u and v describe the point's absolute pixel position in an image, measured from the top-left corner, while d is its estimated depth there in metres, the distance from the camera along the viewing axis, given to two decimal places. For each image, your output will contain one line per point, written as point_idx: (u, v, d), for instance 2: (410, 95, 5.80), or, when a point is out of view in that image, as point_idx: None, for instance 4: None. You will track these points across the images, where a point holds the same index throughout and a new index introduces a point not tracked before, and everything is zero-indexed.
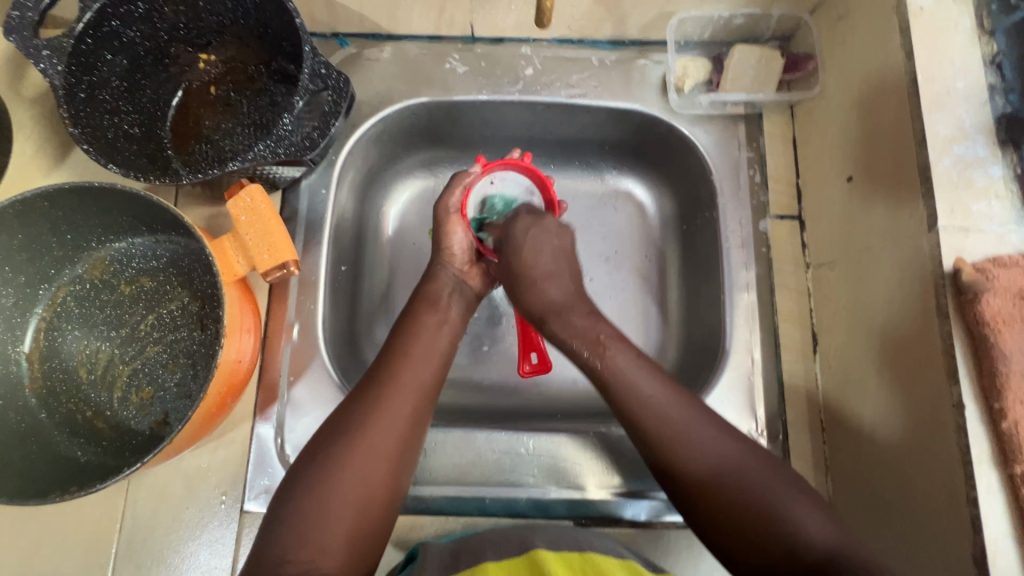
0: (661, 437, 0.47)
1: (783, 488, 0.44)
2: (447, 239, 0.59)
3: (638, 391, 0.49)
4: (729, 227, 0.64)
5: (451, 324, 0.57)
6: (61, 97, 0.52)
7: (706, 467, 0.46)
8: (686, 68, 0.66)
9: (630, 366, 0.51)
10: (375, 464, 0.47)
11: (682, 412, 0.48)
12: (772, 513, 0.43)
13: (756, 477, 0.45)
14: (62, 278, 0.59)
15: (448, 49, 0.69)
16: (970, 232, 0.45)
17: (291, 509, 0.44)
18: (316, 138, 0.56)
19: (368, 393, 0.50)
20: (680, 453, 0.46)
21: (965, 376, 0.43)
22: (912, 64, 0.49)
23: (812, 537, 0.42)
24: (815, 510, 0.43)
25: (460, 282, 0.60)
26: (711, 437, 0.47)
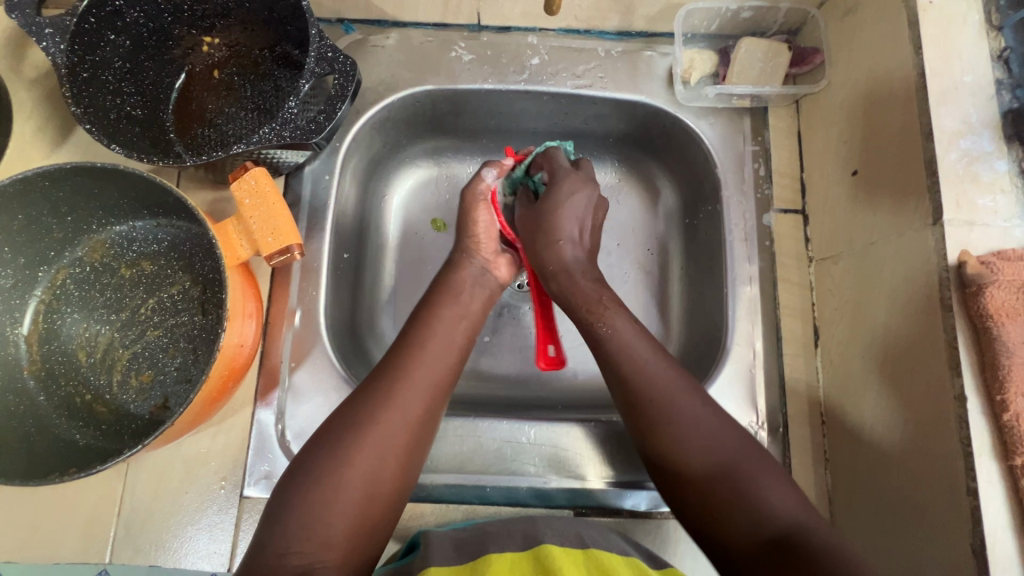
0: (651, 402, 0.49)
1: (758, 466, 0.46)
2: (473, 224, 0.60)
3: (632, 353, 0.52)
4: (733, 220, 0.64)
5: (469, 319, 0.57)
6: (63, 77, 0.52)
7: (688, 430, 0.47)
8: (693, 60, 0.67)
9: (627, 332, 0.54)
10: (384, 459, 0.46)
11: (674, 384, 0.50)
12: (743, 483, 0.44)
13: (734, 452, 0.46)
14: (62, 260, 0.59)
15: (454, 36, 0.68)
16: (975, 226, 0.45)
17: (290, 502, 0.44)
18: (322, 121, 0.55)
19: (377, 385, 0.49)
20: (669, 422, 0.48)
21: (967, 369, 0.43)
22: (920, 58, 0.49)
23: (777, 511, 0.43)
24: (782, 487, 0.44)
25: (483, 271, 0.60)
26: (693, 405, 0.49)
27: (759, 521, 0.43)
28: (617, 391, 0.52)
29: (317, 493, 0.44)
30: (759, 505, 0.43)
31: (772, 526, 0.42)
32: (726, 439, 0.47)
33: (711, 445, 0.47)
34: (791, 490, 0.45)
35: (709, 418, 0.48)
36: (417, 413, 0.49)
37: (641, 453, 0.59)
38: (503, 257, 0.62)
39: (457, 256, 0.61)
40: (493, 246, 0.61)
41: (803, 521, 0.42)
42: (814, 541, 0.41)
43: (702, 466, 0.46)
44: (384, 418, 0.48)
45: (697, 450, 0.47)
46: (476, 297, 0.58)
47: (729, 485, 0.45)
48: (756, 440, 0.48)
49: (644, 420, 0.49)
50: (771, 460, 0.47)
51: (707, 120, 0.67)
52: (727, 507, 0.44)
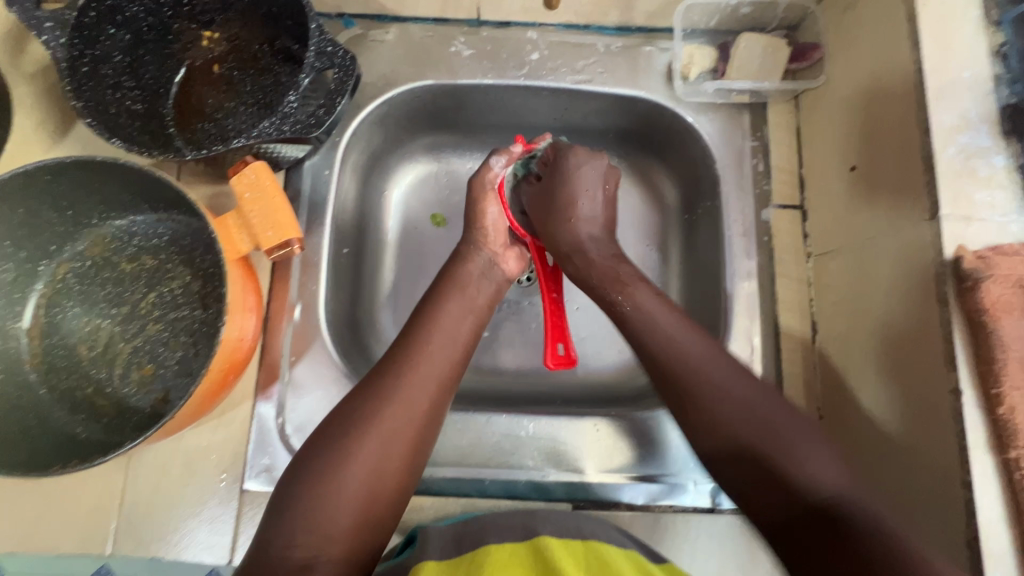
0: (679, 371, 0.50)
1: (794, 432, 0.45)
2: (482, 215, 0.61)
3: (657, 324, 0.53)
4: (732, 215, 0.65)
5: (477, 314, 0.57)
6: (63, 71, 0.52)
7: (721, 399, 0.48)
8: (693, 55, 0.66)
9: (653, 305, 0.55)
10: (390, 455, 0.47)
11: (703, 354, 0.50)
12: (780, 450, 0.44)
13: (769, 415, 0.46)
14: (62, 254, 0.59)
15: (453, 31, 0.68)
16: (972, 221, 0.46)
17: (294, 497, 0.44)
18: (322, 116, 0.56)
19: (381, 381, 0.50)
20: (699, 390, 0.49)
21: (963, 363, 0.43)
22: (918, 54, 0.49)
23: (816, 478, 0.42)
24: (821, 454, 0.44)
25: (490, 264, 0.61)
26: (726, 374, 0.49)
27: (795, 484, 0.43)
28: (647, 364, 0.52)
29: (320, 488, 0.44)
30: (798, 473, 0.43)
31: (805, 488, 0.42)
32: (762, 406, 0.47)
33: (745, 411, 0.47)
34: (832, 457, 0.44)
35: (740, 385, 0.48)
36: (421, 409, 0.49)
37: (639, 447, 0.59)
38: (513, 251, 0.63)
39: (466, 248, 0.61)
40: (502, 240, 0.62)
41: (844, 490, 0.42)
42: (857, 508, 0.40)
43: (735, 429, 0.46)
44: (387, 413, 0.48)
45: (726, 418, 0.47)
46: (483, 291, 0.59)
47: (765, 452, 0.45)
48: (787, 402, 0.48)
49: (678, 390, 0.50)
50: (808, 423, 0.46)
51: (706, 116, 0.67)
52: (769, 473, 0.44)
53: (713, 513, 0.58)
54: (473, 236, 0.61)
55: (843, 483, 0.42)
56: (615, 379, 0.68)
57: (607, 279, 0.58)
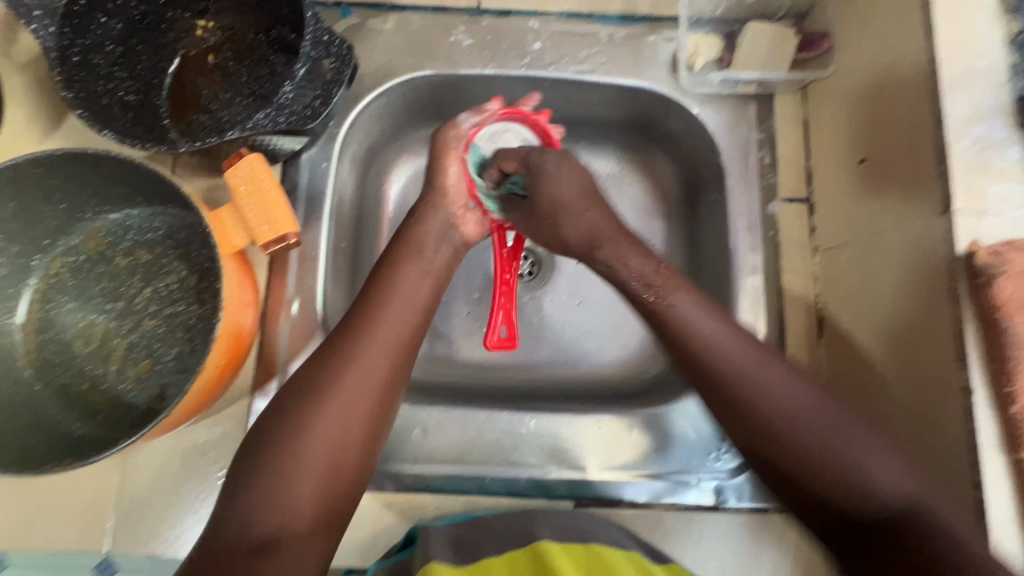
0: (729, 381, 0.45)
1: (862, 443, 0.41)
2: (441, 172, 0.60)
3: (699, 331, 0.48)
4: (738, 209, 0.63)
5: (435, 274, 0.56)
6: (54, 60, 0.52)
7: (786, 415, 0.43)
8: (699, 45, 0.65)
9: (688, 308, 0.49)
10: (347, 425, 0.45)
11: (752, 360, 0.46)
12: (842, 461, 0.41)
13: (836, 427, 0.42)
14: (56, 248, 0.58)
15: (453, 20, 0.67)
16: (985, 216, 0.44)
17: (249, 475, 0.42)
18: (318, 107, 0.54)
19: (337, 348, 0.48)
20: (749, 401, 0.44)
21: (975, 361, 0.42)
22: (931, 42, 0.47)
23: (887, 491, 0.40)
24: (890, 462, 0.41)
25: (448, 225, 0.59)
26: (783, 382, 0.44)
27: (868, 502, 0.40)
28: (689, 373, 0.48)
29: (278, 465, 0.43)
30: (864, 487, 0.40)
31: (879, 506, 0.40)
32: (819, 412, 0.43)
33: (799, 421, 0.43)
34: (895, 458, 0.41)
35: (801, 394, 0.44)
36: (380, 379, 0.48)
37: (643, 443, 0.59)
38: (472, 213, 0.61)
39: (423, 208, 0.59)
40: (461, 202, 0.60)
41: (916, 495, 0.39)
42: (932, 518, 0.38)
43: (801, 447, 0.42)
44: (344, 381, 0.46)
45: (779, 432, 0.43)
46: (440, 254, 0.57)
47: (827, 466, 0.41)
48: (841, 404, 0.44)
49: (728, 402, 0.45)
50: (870, 427, 0.43)
51: (712, 107, 0.65)
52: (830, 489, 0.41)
53: (716, 510, 0.57)
54: (430, 196, 0.59)
55: (916, 490, 0.40)
56: (617, 376, 0.67)
57: (641, 278, 0.52)
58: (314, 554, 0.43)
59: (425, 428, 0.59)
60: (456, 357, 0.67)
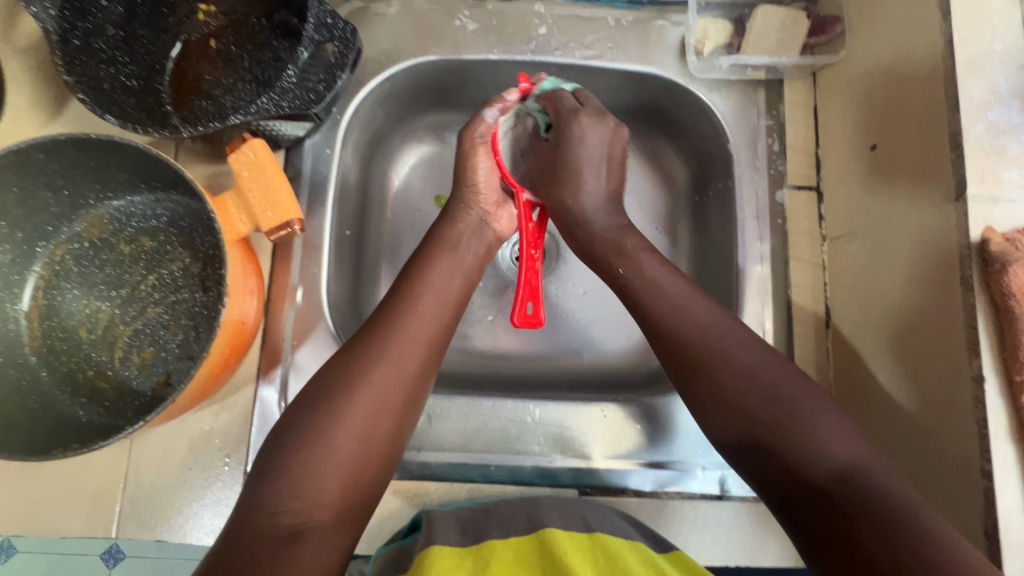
0: (687, 340, 0.49)
1: (810, 407, 0.44)
2: (472, 172, 0.59)
3: (661, 295, 0.51)
4: (745, 197, 0.63)
5: (464, 271, 0.56)
6: (54, 43, 0.51)
7: (737, 372, 0.47)
8: (707, 30, 0.63)
9: (654, 271, 0.53)
10: (379, 419, 0.46)
11: (709, 322, 0.49)
12: (788, 422, 0.44)
13: (786, 391, 0.45)
14: (60, 236, 0.58)
15: (458, 4, 0.65)
16: (1000, 202, 0.44)
17: (277, 466, 0.43)
18: (321, 90, 0.55)
19: (368, 340, 0.49)
20: (707, 364, 0.48)
21: (986, 349, 0.42)
22: (947, 25, 0.46)
23: (830, 452, 0.42)
24: (837, 428, 0.43)
25: (481, 223, 0.59)
26: (739, 348, 0.48)
27: (809, 463, 0.42)
28: (648, 330, 0.52)
29: (304, 455, 0.43)
30: (803, 442, 0.43)
31: (818, 465, 0.42)
32: (774, 377, 0.46)
33: (750, 381, 0.46)
34: (845, 425, 0.44)
35: (754, 358, 0.47)
36: (409, 374, 0.48)
37: (647, 433, 0.58)
38: (505, 210, 0.61)
39: (455, 210, 0.59)
40: (494, 199, 0.60)
41: (858, 458, 0.42)
42: (871, 479, 0.40)
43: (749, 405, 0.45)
44: (377, 372, 0.47)
45: (730, 392, 0.46)
46: (473, 250, 0.57)
47: (774, 429, 0.44)
48: (801, 372, 0.47)
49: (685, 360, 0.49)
50: (824, 396, 0.46)
51: (720, 93, 0.64)
52: (772, 451, 0.44)
53: (721, 499, 0.57)
54: (459, 196, 0.60)
55: (860, 455, 0.42)
56: (622, 364, 0.67)
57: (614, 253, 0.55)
58: (336, 546, 0.43)
59: (429, 416, 0.58)
60: (460, 346, 0.67)
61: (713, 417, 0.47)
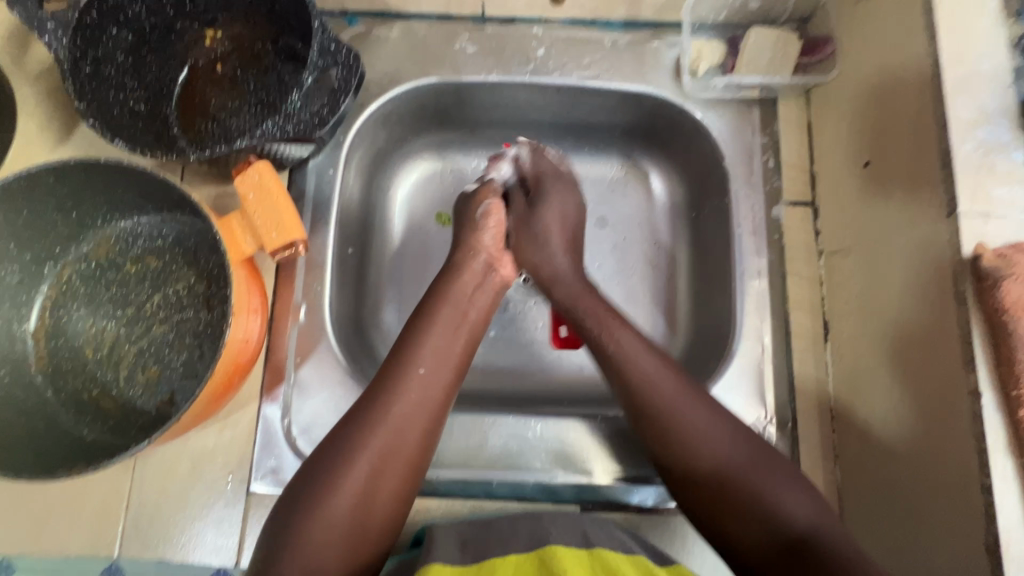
0: (650, 412, 0.49)
1: (775, 480, 0.45)
2: (481, 225, 0.62)
3: (638, 368, 0.51)
4: (742, 213, 0.63)
5: (468, 328, 0.56)
6: (66, 71, 0.52)
7: (705, 462, 0.47)
8: (701, 50, 0.66)
9: (631, 341, 0.53)
10: (405, 442, 0.48)
11: (674, 391, 0.50)
12: (755, 498, 0.45)
13: (745, 465, 0.46)
14: (67, 256, 0.59)
15: (458, 28, 0.67)
16: (991, 218, 0.44)
17: (310, 481, 0.46)
18: (325, 114, 0.55)
19: (385, 378, 0.50)
20: (674, 437, 0.48)
21: (981, 364, 0.42)
22: (935, 46, 0.48)
23: (794, 519, 0.43)
24: (799, 496, 0.45)
25: (488, 268, 0.60)
26: (706, 420, 0.48)
27: (778, 531, 0.43)
28: (624, 400, 0.52)
29: (334, 469, 0.46)
30: (770, 509, 0.44)
31: (785, 531, 0.43)
32: (737, 448, 0.47)
33: (712, 463, 0.47)
34: (804, 493, 0.45)
35: (719, 431, 0.48)
36: (430, 409, 0.50)
37: (645, 450, 0.58)
38: (508, 256, 0.62)
39: (459, 254, 0.60)
40: (499, 245, 0.62)
41: (816, 526, 0.43)
42: (827, 544, 0.42)
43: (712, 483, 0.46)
44: (399, 404, 0.49)
45: (709, 482, 0.46)
46: (477, 307, 0.57)
47: (734, 490, 0.45)
48: (763, 442, 0.48)
49: (656, 433, 0.49)
50: (786, 469, 0.47)
51: (715, 111, 0.66)
52: (733, 519, 0.45)
53: None
54: (466, 241, 0.61)
55: (819, 521, 0.44)
56: None
57: (593, 316, 0.56)
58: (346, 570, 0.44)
59: None
60: None
61: (682, 484, 0.48)
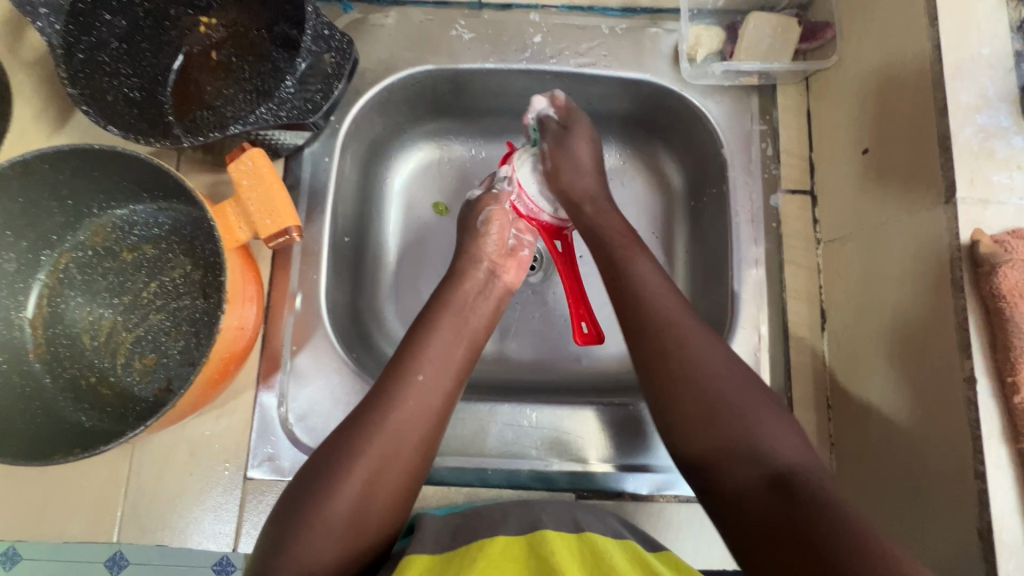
0: (654, 327, 0.50)
1: (761, 412, 0.46)
2: (484, 229, 0.61)
3: (647, 288, 0.52)
4: (739, 201, 0.63)
5: (471, 336, 0.56)
6: (58, 57, 0.53)
7: (699, 382, 0.47)
8: (700, 37, 0.64)
9: (644, 267, 0.54)
10: (404, 448, 0.48)
11: (676, 312, 0.51)
12: (744, 429, 0.45)
13: (737, 393, 0.46)
14: (64, 244, 0.59)
15: (454, 15, 0.67)
16: (989, 204, 0.44)
17: (307, 491, 0.45)
18: (319, 100, 0.55)
19: (385, 383, 0.50)
20: (671, 359, 0.48)
21: (977, 351, 0.42)
22: (935, 30, 0.47)
23: (779, 452, 0.43)
24: (785, 432, 0.45)
25: (489, 276, 0.60)
26: (705, 347, 0.49)
27: (764, 458, 0.43)
28: (625, 314, 0.52)
29: (333, 476, 0.45)
30: (758, 442, 0.44)
31: (770, 462, 0.43)
32: (733, 377, 0.47)
33: (707, 394, 0.46)
34: (790, 429, 0.45)
35: (719, 363, 0.48)
36: (429, 414, 0.49)
37: (639, 437, 0.58)
38: (512, 261, 0.62)
39: (460, 266, 0.60)
40: (501, 250, 0.61)
41: (793, 459, 0.43)
42: (811, 476, 0.42)
43: (702, 407, 0.46)
44: (399, 410, 0.48)
45: (700, 404, 0.46)
46: (479, 314, 0.57)
47: (728, 418, 0.45)
48: (758, 378, 0.49)
49: (653, 343, 0.49)
50: (775, 404, 0.47)
51: (713, 99, 0.65)
52: (723, 458, 0.44)
53: None
54: (467, 250, 0.61)
55: (805, 458, 0.44)
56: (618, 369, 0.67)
57: (618, 244, 0.57)
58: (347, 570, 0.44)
59: None
60: None
61: (671, 412, 0.47)
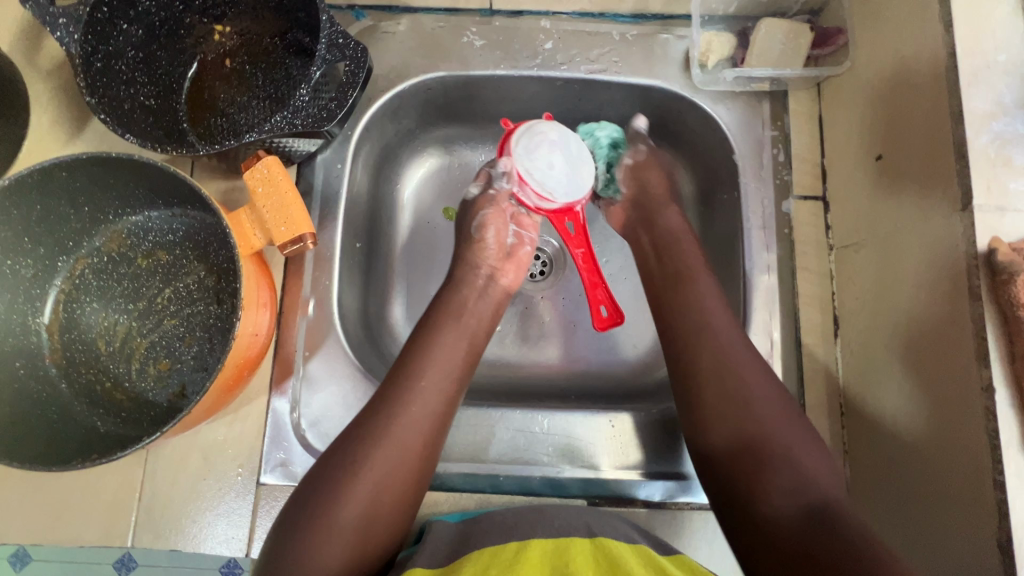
0: (702, 348, 0.52)
1: (801, 442, 0.47)
2: (481, 233, 0.61)
3: (706, 318, 0.54)
4: (751, 207, 0.63)
5: (471, 337, 0.56)
6: (77, 66, 0.52)
7: (746, 406, 0.49)
8: (712, 42, 0.64)
9: (707, 295, 0.55)
10: (406, 454, 0.48)
11: (731, 341, 0.52)
12: (784, 454, 0.46)
13: (778, 421, 0.48)
14: (80, 250, 0.60)
15: (466, 22, 0.67)
16: (1007, 212, 0.44)
17: (312, 498, 0.45)
18: (333, 108, 0.55)
19: (389, 390, 0.50)
20: (718, 388, 0.50)
21: (996, 360, 0.42)
22: (950, 37, 0.47)
23: (816, 484, 0.45)
24: (822, 466, 0.46)
25: (489, 280, 0.60)
26: (756, 377, 0.50)
27: (802, 488, 0.45)
28: (674, 333, 0.54)
29: (339, 484, 0.46)
30: (798, 470, 0.46)
31: (808, 491, 0.45)
32: (776, 407, 0.49)
33: (755, 411, 0.49)
34: (826, 464, 0.47)
35: (766, 389, 0.50)
36: (431, 420, 0.50)
37: (652, 444, 0.58)
38: (511, 263, 0.62)
39: (460, 271, 0.60)
40: (500, 252, 0.61)
41: (834, 492, 0.45)
42: (843, 512, 0.43)
43: (744, 439, 0.48)
44: (403, 417, 0.49)
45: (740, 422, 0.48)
46: (479, 315, 0.58)
47: (768, 444, 0.47)
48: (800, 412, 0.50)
49: (704, 367, 0.51)
50: (814, 436, 0.49)
51: (724, 105, 0.65)
52: (758, 476, 0.46)
53: None
54: (467, 254, 0.61)
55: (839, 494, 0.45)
56: (630, 375, 0.67)
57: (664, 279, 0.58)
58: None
59: None
60: None
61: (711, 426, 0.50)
